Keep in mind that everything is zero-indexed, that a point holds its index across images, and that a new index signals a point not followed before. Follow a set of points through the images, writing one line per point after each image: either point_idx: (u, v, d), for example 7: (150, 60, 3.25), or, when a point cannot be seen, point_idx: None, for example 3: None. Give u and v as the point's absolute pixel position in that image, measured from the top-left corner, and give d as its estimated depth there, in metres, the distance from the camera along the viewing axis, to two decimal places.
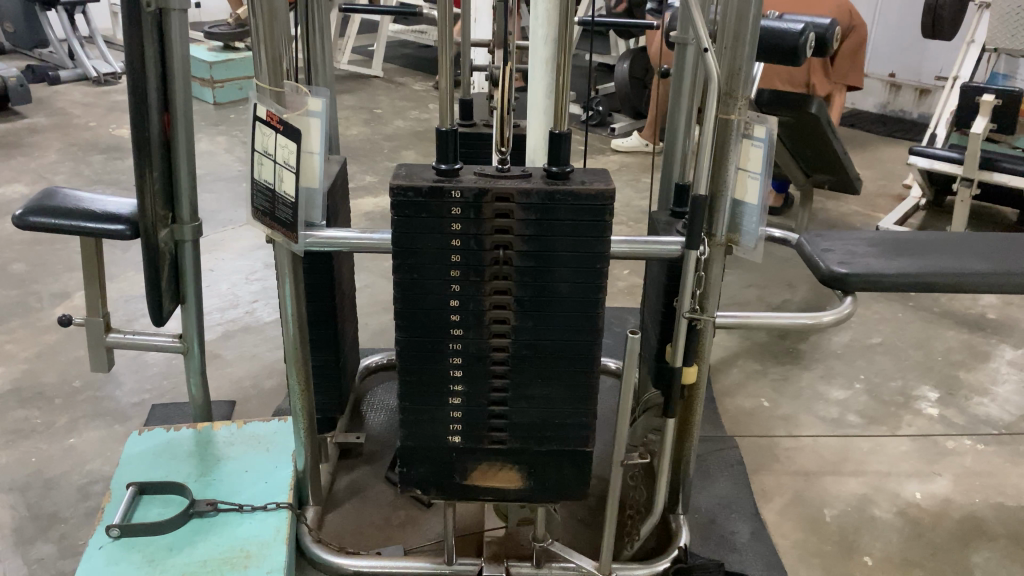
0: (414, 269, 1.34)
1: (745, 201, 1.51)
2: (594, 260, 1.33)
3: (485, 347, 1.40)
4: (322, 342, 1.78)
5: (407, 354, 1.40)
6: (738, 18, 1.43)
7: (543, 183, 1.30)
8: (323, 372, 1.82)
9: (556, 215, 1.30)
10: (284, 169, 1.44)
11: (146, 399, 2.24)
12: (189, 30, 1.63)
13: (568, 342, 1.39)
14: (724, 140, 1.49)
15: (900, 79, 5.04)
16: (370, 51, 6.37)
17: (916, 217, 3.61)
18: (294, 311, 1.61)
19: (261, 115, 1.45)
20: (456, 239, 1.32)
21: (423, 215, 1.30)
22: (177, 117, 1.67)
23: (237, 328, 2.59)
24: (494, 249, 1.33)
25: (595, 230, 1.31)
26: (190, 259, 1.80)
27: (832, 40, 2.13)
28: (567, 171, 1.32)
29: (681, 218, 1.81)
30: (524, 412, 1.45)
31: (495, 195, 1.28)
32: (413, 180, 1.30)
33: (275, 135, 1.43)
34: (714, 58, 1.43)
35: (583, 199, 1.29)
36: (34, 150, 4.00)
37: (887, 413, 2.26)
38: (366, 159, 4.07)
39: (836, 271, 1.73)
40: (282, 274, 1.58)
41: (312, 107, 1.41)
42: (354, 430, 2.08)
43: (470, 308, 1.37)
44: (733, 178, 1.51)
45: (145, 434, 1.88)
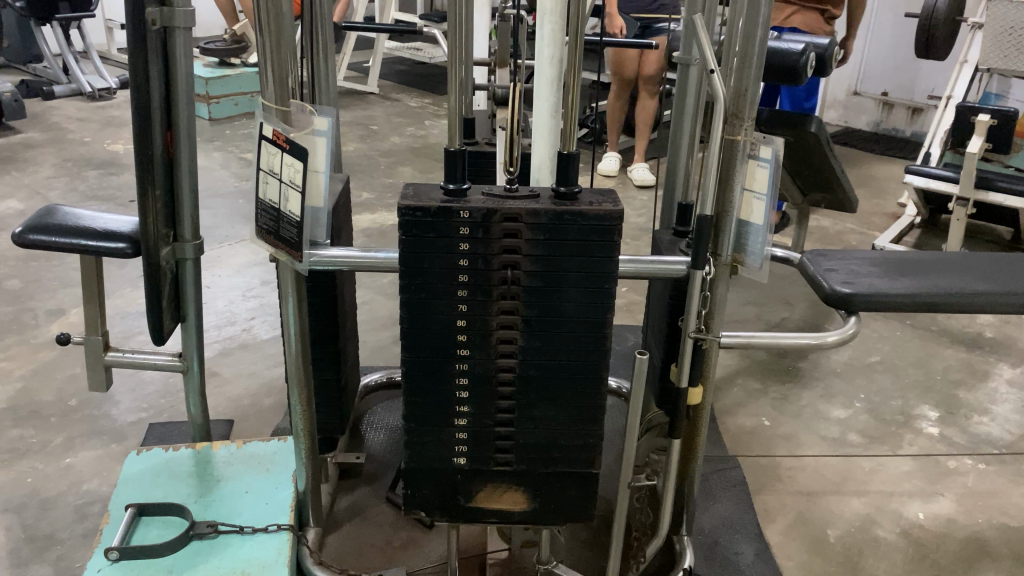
0: (420, 289, 1.33)
1: (750, 222, 1.51)
2: (602, 280, 1.33)
3: (491, 369, 1.39)
4: (324, 363, 1.77)
5: (413, 375, 1.39)
6: (745, 42, 1.43)
7: (551, 203, 1.29)
8: (326, 392, 1.80)
9: (566, 235, 1.29)
10: (290, 189, 1.43)
11: (144, 418, 2.22)
12: (193, 49, 1.62)
13: (575, 362, 1.38)
14: (730, 160, 1.49)
15: (892, 98, 5.08)
16: (365, 67, 6.39)
17: (912, 235, 3.63)
18: (297, 331, 1.60)
19: (267, 135, 1.45)
20: (463, 259, 1.31)
21: (431, 235, 1.29)
22: (180, 135, 1.66)
23: (235, 346, 2.57)
24: (502, 269, 1.32)
25: (603, 251, 1.31)
26: (191, 277, 1.79)
27: (831, 60, 2.15)
28: (575, 192, 1.31)
29: (684, 238, 1.81)
30: (530, 433, 1.44)
31: (504, 215, 1.28)
32: (420, 200, 1.29)
33: (281, 154, 1.42)
34: (719, 79, 1.44)
35: (592, 219, 1.28)
36: (28, 165, 3.98)
37: (887, 432, 2.26)
38: (363, 176, 4.07)
39: (839, 292, 1.73)
40: (285, 294, 1.56)
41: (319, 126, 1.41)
42: (355, 450, 2.07)
43: (477, 328, 1.36)
44: (739, 199, 1.51)
45: (143, 454, 1.87)
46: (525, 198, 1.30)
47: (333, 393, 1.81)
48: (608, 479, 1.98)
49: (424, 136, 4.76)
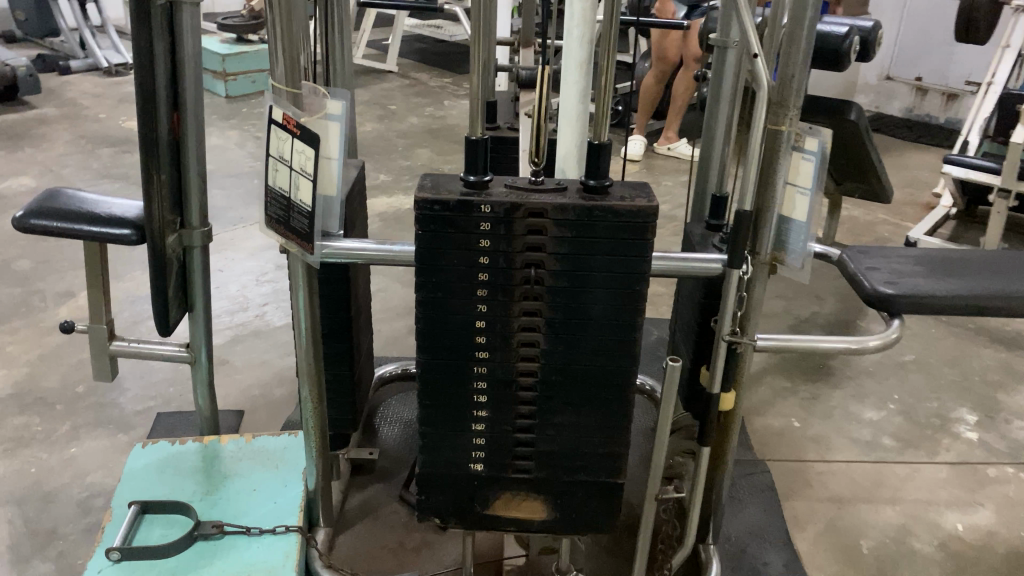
0: (437, 288, 1.25)
1: (792, 218, 1.42)
2: (632, 281, 1.24)
3: (511, 372, 1.30)
4: (336, 358, 1.69)
5: (429, 377, 1.31)
6: (793, 26, 1.31)
7: (579, 198, 1.20)
8: (338, 387, 1.72)
9: (594, 232, 1.20)
10: (300, 177, 1.34)
11: (151, 407, 2.16)
12: (199, 24, 1.53)
13: (601, 367, 1.30)
14: (772, 152, 1.39)
15: (926, 83, 4.92)
16: (384, 45, 6.28)
17: (947, 227, 3.50)
18: (309, 324, 1.52)
19: (276, 118, 1.35)
20: (484, 256, 1.22)
21: (449, 229, 1.21)
22: (187, 116, 1.57)
23: (246, 333, 2.50)
24: (525, 267, 1.23)
25: (634, 250, 1.22)
26: (198, 265, 1.71)
27: (875, 44, 2.03)
28: (605, 186, 1.22)
29: (718, 232, 1.71)
30: (552, 440, 1.36)
31: (528, 210, 1.19)
32: (439, 192, 1.20)
33: (292, 139, 1.33)
34: (763, 64, 1.34)
35: (623, 216, 1.19)
36: (41, 142, 3.93)
37: (923, 436, 2.16)
38: (380, 157, 3.99)
39: (881, 292, 1.62)
40: (296, 286, 1.48)
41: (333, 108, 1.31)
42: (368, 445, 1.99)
43: (497, 330, 1.27)
44: (780, 193, 1.41)
45: (149, 448, 1.80)
46: (551, 191, 1.22)
47: (345, 389, 1.72)
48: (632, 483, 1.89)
49: (443, 117, 4.66)
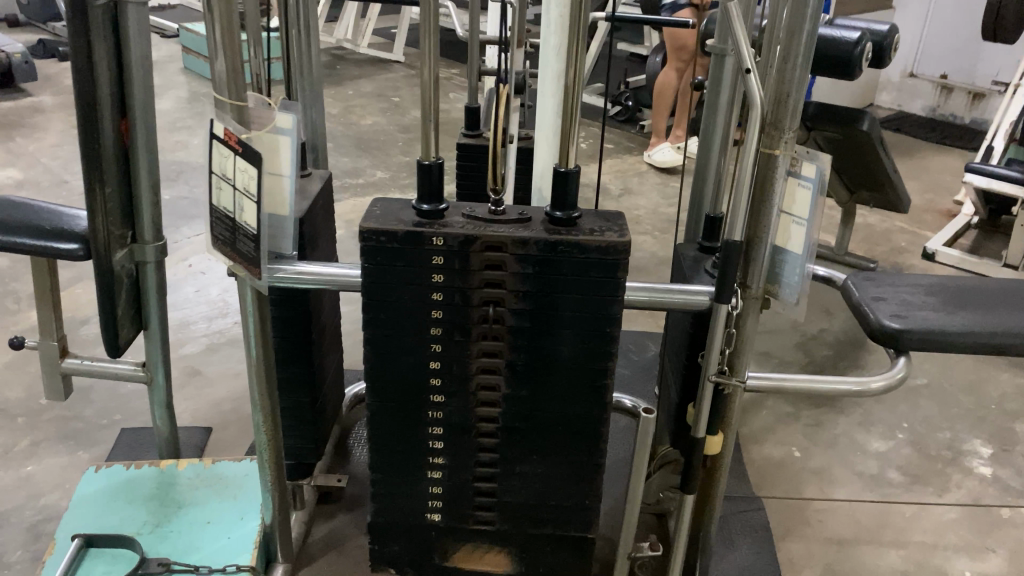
0: (387, 326, 1.13)
1: (787, 249, 1.28)
2: (603, 323, 1.11)
3: (470, 418, 1.18)
4: (296, 384, 1.57)
5: (380, 421, 1.19)
6: (789, 38, 1.17)
7: (544, 231, 1.08)
8: (299, 414, 1.61)
9: (559, 269, 1.08)
10: (244, 198, 1.22)
11: (117, 421, 2.06)
12: (148, 25, 1.42)
13: (569, 414, 1.17)
14: (766, 177, 1.26)
15: (951, 81, 4.73)
16: (392, 33, 6.15)
17: (968, 236, 3.33)
18: (261, 352, 1.41)
19: (218, 133, 1.23)
20: (437, 293, 1.10)
21: (398, 263, 1.08)
22: (136, 124, 1.46)
23: (224, 341, 2.40)
24: (483, 305, 1.11)
25: (604, 290, 1.09)
26: (153, 282, 1.60)
27: (889, 50, 1.89)
28: (573, 218, 1.09)
29: (710, 255, 1.59)
30: (517, 490, 1.24)
31: (485, 243, 1.07)
32: (387, 222, 1.08)
33: (234, 157, 1.21)
34: (755, 80, 1.21)
35: (591, 252, 1.06)
36: (33, 132, 3.84)
37: (933, 470, 2.02)
38: (379, 153, 3.87)
39: (887, 327, 1.49)
40: (245, 312, 1.37)
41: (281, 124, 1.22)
42: (337, 469, 1.88)
43: (454, 372, 1.15)
44: (774, 222, 1.27)
45: (102, 471, 1.70)
46: (512, 222, 1.09)
47: (306, 416, 1.61)
48: (613, 520, 1.77)
49: (447, 111, 4.53)
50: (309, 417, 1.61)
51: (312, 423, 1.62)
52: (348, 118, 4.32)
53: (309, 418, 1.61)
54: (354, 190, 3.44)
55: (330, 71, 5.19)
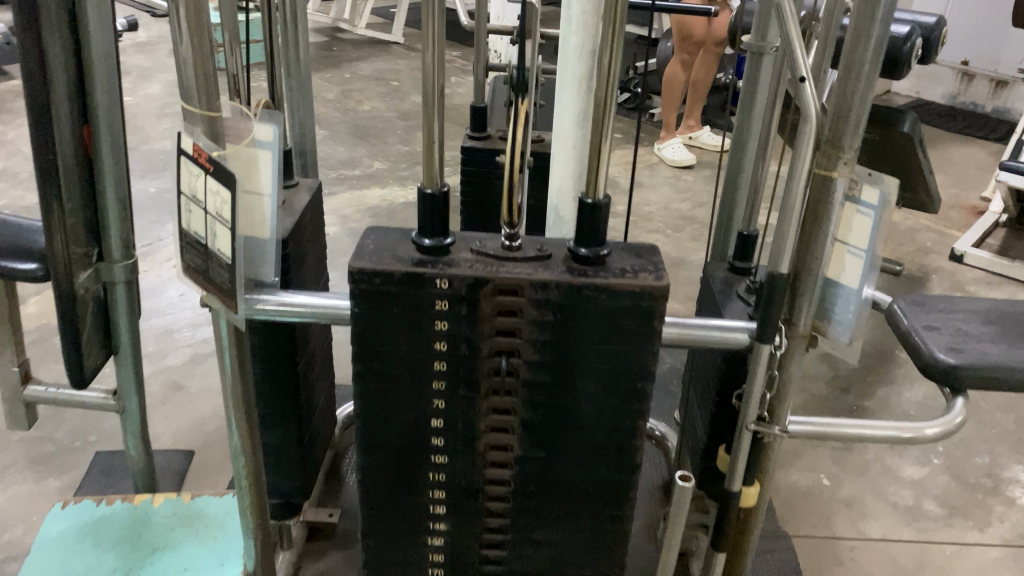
0: (382, 378, 0.97)
1: (841, 282, 1.12)
2: (634, 378, 0.95)
3: (477, 481, 1.02)
4: (282, 417, 1.42)
5: (372, 482, 1.04)
6: (852, 42, 1.00)
7: (567, 272, 0.91)
8: (285, 449, 1.45)
9: (584, 317, 0.92)
10: (217, 223, 1.06)
11: (91, 442, 1.91)
12: (111, 19, 1.24)
13: (592, 479, 1.01)
14: (819, 201, 1.09)
15: (973, 68, 4.54)
16: (391, 13, 5.94)
17: (996, 235, 3.17)
18: (242, 391, 1.25)
19: (186, 149, 1.06)
20: (441, 342, 0.94)
21: (394, 309, 0.92)
22: (100, 130, 1.29)
23: (209, 351, 2.24)
24: (494, 356, 0.95)
25: (637, 340, 0.93)
26: (123, 304, 1.44)
27: (937, 43, 1.71)
28: (601, 256, 0.93)
29: (744, 278, 1.43)
30: (529, 559, 1.08)
31: (498, 286, 0.91)
32: (382, 260, 0.92)
33: (206, 177, 1.05)
34: (810, 90, 1.04)
35: (623, 299, 0.90)
36: (13, 118, 3.65)
37: (972, 501, 1.87)
38: (377, 141, 3.69)
39: (943, 362, 1.32)
40: (222, 346, 1.21)
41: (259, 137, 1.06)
42: (328, 500, 1.73)
43: (459, 430, 0.99)
44: (826, 252, 1.11)
45: (69, 507, 1.55)
46: (530, 261, 0.93)
47: (294, 453, 1.46)
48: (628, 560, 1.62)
49: (449, 96, 4.34)
50: (297, 454, 1.46)
51: (301, 458, 1.47)
52: (345, 103, 4.14)
53: (297, 454, 1.46)
54: (351, 182, 3.27)
55: (327, 52, 4.99)
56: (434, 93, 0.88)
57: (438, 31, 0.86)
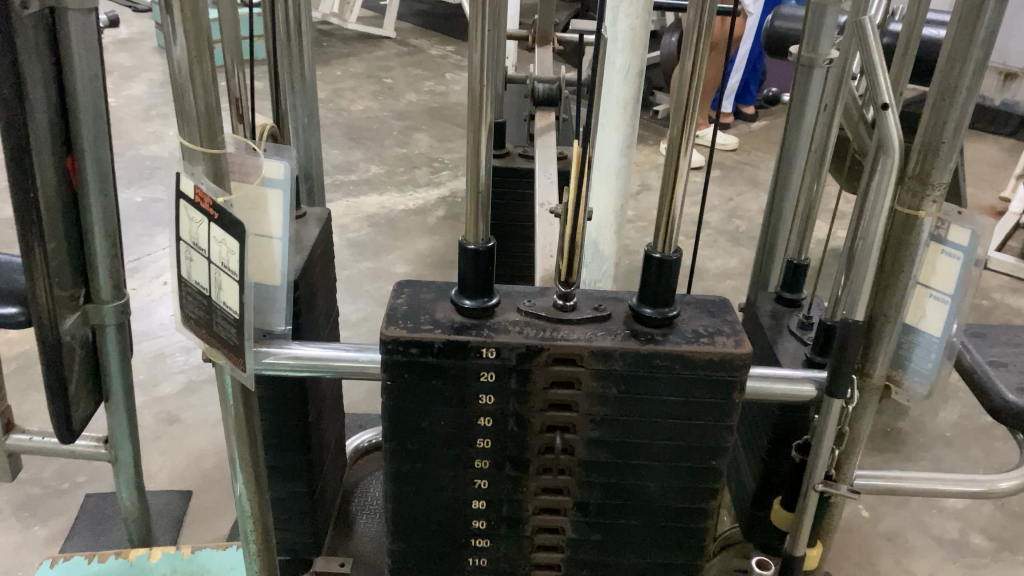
0: (416, 457, 0.84)
1: (920, 329, 1.01)
2: (706, 453, 0.83)
3: (522, 565, 0.90)
4: (291, 469, 1.29)
5: (403, 568, 0.91)
6: (946, 66, 0.89)
7: (632, 337, 0.79)
8: (295, 503, 1.33)
9: (652, 389, 0.80)
10: (223, 274, 0.93)
11: (80, 483, 1.77)
12: (95, 38, 1.11)
13: (653, 561, 0.90)
14: (900, 241, 0.97)
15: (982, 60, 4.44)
16: (381, 6, 5.78)
17: (1017, 237, 3.07)
18: (251, 451, 1.13)
19: (185, 192, 0.93)
20: (485, 417, 0.82)
21: (433, 381, 0.80)
22: (86, 160, 1.16)
23: (205, 379, 2.11)
24: (546, 432, 0.83)
25: (711, 413, 0.81)
26: (114, 348, 1.31)
27: None
28: (669, 317, 0.81)
29: (795, 313, 1.31)
30: None
31: (553, 355, 0.78)
32: (417, 326, 0.79)
33: (209, 224, 0.92)
34: (891, 120, 0.93)
35: (697, 368, 0.78)
36: None
37: (1019, 533, 1.77)
38: (373, 144, 3.55)
39: (1014, 402, 1.21)
40: (227, 404, 1.09)
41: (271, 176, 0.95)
42: (339, 546, 1.61)
43: (504, 512, 0.87)
44: (905, 297, 0.99)
45: (58, 567, 1.42)
46: (588, 323, 0.81)
47: (304, 508, 1.33)
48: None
49: (445, 94, 4.20)
50: (309, 509, 1.33)
51: (313, 512, 1.34)
52: (338, 102, 4.00)
53: (308, 508, 1.33)
54: (348, 188, 3.13)
55: (317, 48, 4.84)
56: (479, 137, 0.76)
57: (486, 65, 0.73)
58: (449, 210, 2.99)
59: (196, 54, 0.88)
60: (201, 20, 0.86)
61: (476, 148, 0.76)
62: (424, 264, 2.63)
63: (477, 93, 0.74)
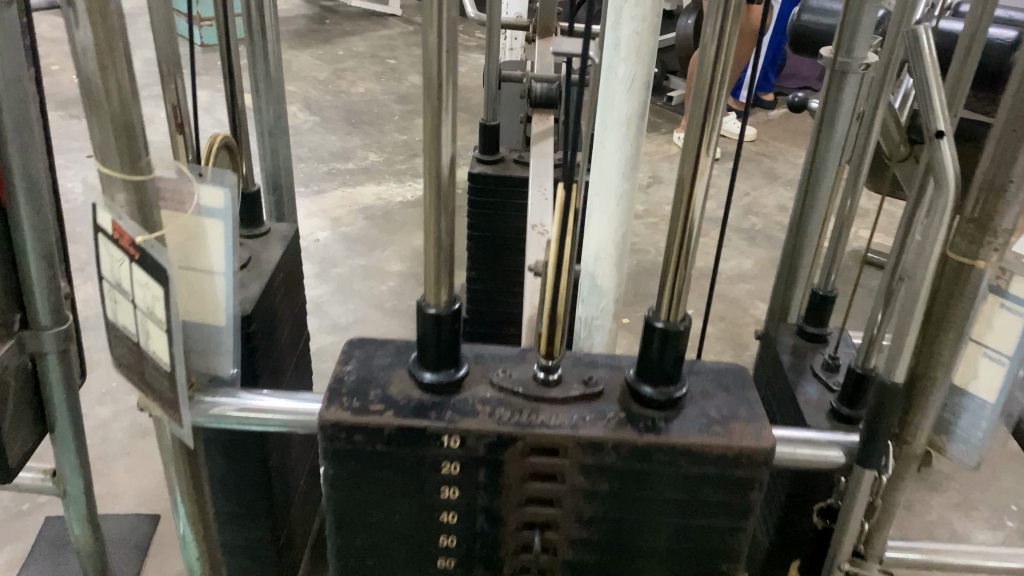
0: (368, 553, 0.70)
1: (969, 392, 0.85)
2: (716, 558, 0.69)
3: None
4: (253, 515, 1.15)
5: None
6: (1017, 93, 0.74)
7: (628, 423, 0.65)
8: (258, 551, 1.19)
9: (652, 486, 0.65)
10: (149, 321, 0.79)
11: (40, 504, 1.64)
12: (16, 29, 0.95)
13: None
14: (950, 292, 0.82)
15: None
16: None
17: None
18: (200, 513, 0.98)
19: (103, 227, 0.79)
20: (449, 512, 0.67)
21: (384, 472, 0.65)
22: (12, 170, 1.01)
23: None
24: (523, 529, 0.68)
25: (724, 514, 0.66)
26: (57, 377, 1.17)
27: None
28: (674, 397, 0.66)
29: (821, 351, 1.17)
30: None
31: (531, 446, 0.64)
32: (366, 406, 0.65)
33: (129, 264, 0.77)
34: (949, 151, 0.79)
35: (707, 464, 0.64)
36: None
37: None
38: (372, 129, 3.40)
39: None
40: (167, 459, 0.95)
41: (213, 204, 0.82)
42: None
43: None
44: (952, 356, 0.84)
45: None
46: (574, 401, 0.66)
47: (269, 556, 1.20)
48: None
49: (449, 76, 4.03)
50: (274, 557, 1.20)
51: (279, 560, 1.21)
52: (338, 84, 3.84)
53: (274, 556, 1.20)
54: (343, 177, 2.98)
55: (319, 26, 4.67)
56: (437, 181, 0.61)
57: (446, 101, 0.59)
58: None
59: (107, 65, 0.74)
60: (112, 25, 0.73)
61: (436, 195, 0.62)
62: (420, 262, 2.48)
63: (436, 135, 0.60)
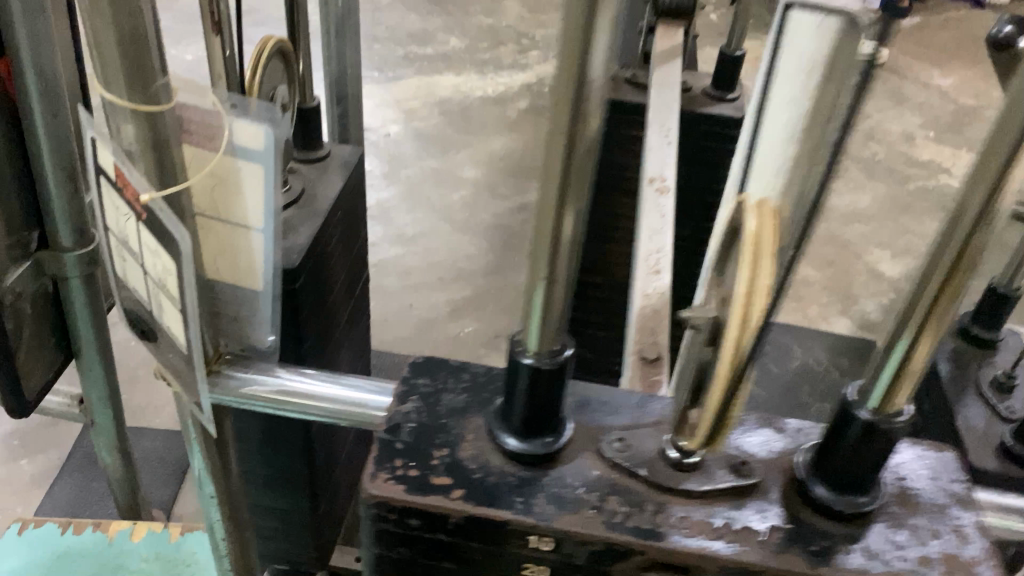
0: None
1: None
2: None
3: None
4: (290, 482, 1.01)
5: None
6: None
7: (795, 542, 0.45)
8: (295, 517, 1.05)
9: None
10: (162, 295, 0.61)
11: None
12: None
13: None
14: None
15: None
16: None
17: None
18: (228, 492, 0.84)
19: (106, 171, 0.59)
20: None
21: (446, 563, 0.48)
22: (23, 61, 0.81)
23: None
24: None
25: None
26: (83, 302, 1.01)
27: None
28: (866, 511, 0.46)
29: (992, 363, 0.94)
30: None
31: (655, 561, 0.45)
32: (429, 476, 0.46)
33: (136, 223, 0.58)
34: None
35: None
36: None
37: None
38: (456, 10, 3.10)
39: None
40: (188, 436, 0.79)
41: (250, 147, 0.62)
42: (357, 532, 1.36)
43: None
44: None
45: (24, 537, 1.20)
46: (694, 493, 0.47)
47: (306, 523, 1.06)
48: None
49: None
50: (313, 523, 1.07)
51: (317, 527, 1.08)
52: None
53: (312, 523, 1.07)
54: (421, 63, 2.73)
55: None
56: (563, 185, 0.39)
57: (594, 80, 0.36)
58: (532, 102, 2.58)
59: None
60: None
61: (557, 205, 0.39)
62: (498, 169, 2.27)
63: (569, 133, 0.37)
